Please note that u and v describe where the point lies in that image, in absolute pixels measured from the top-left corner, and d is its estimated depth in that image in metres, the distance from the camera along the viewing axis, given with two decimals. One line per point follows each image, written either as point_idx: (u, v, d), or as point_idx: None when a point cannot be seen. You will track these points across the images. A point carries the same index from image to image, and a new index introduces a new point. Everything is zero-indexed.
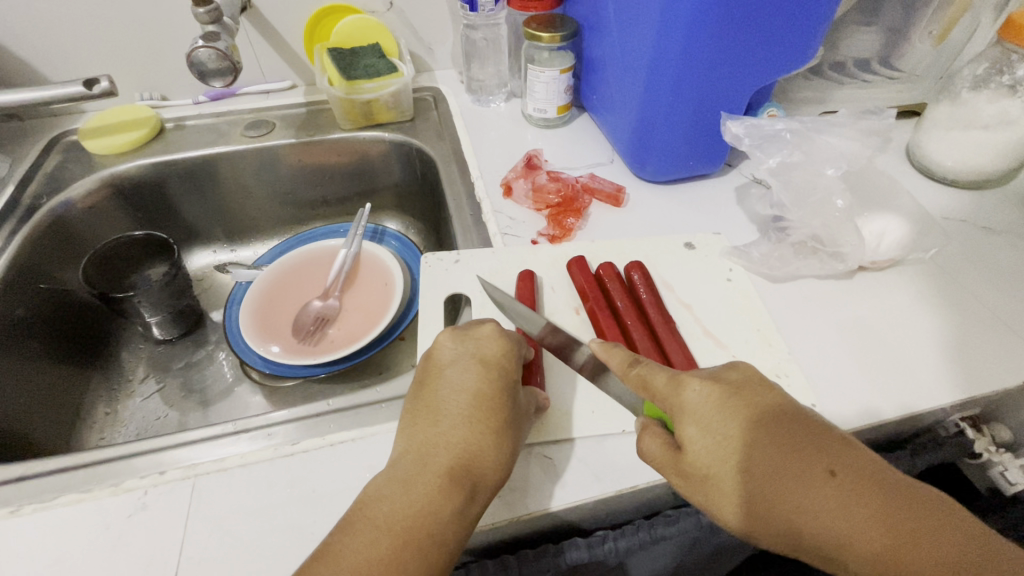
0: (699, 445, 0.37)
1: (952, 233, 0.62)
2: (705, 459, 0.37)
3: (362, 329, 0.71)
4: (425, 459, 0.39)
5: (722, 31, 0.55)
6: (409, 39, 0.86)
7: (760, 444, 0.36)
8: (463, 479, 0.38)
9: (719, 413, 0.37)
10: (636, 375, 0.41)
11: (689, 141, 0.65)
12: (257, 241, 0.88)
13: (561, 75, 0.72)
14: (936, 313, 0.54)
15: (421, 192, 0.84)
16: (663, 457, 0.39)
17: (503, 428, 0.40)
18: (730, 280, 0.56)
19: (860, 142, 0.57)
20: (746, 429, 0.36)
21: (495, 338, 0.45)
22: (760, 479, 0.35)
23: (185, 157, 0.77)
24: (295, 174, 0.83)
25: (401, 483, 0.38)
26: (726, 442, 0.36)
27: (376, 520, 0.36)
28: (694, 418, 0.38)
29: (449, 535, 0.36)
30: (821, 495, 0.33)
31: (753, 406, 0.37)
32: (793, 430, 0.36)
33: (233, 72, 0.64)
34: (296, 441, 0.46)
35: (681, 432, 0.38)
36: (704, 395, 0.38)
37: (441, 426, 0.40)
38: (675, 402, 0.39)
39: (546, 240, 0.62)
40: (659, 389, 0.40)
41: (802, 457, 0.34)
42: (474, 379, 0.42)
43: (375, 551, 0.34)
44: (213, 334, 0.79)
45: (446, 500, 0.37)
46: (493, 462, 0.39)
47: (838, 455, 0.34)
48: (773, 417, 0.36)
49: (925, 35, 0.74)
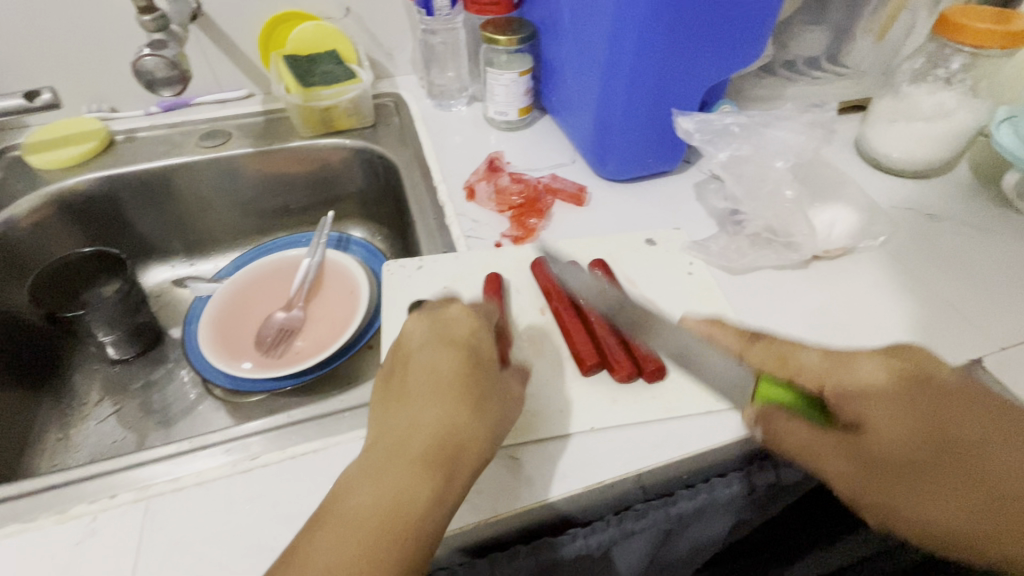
0: (888, 429, 0.39)
1: (900, 222, 0.64)
2: (912, 447, 0.39)
3: (329, 339, 0.69)
4: (399, 441, 0.38)
5: (672, 31, 0.56)
6: (367, 44, 0.85)
7: (997, 440, 0.38)
8: (434, 464, 0.37)
9: (913, 400, 0.40)
10: (766, 350, 0.45)
11: (646, 140, 0.66)
12: (217, 254, 0.85)
13: (520, 78, 0.73)
14: (886, 299, 0.56)
15: (384, 198, 0.83)
16: (816, 438, 0.41)
17: (473, 406, 0.40)
18: (691, 274, 0.57)
19: (805, 136, 0.60)
20: (959, 421, 0.39)
21: (467, 320, 0.45)
22: (990, 455, 0.38)
23: (137, 170, 0.75)
24: (254, 185, 0.81)
25: (371, 474, 0.37)
26: (940, 429, 0.39)
27: (347, 514, 0.35)
28: (873, 396, 0.41)
29: (423, 524, 0.35)
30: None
31: (973, 402, 0.40)
32: (1008, 425, 0.39)
33: (182, 81, 0.62)
34: (255, 455, 0.44)
35: (859, 411, 0.41)
36: (884, 379, 0.41)
37: (412, 408, 0.40)
38: (844, 380, 0.42)
39: (509, 241, 0.62)
40: (863, 377, 0.42)
41: (989, 424, 0.39)
42: (441, 362, 0.42)
43: (344, 549, 0.34)
44: (173, 351, 0.76)
45: (425, 481, 0.36)
46: (473, 437, 0.39)
47: (1004, 421, 0.39)
48: (1001, 418, 0.39)
49: (866, 33, 0.77)
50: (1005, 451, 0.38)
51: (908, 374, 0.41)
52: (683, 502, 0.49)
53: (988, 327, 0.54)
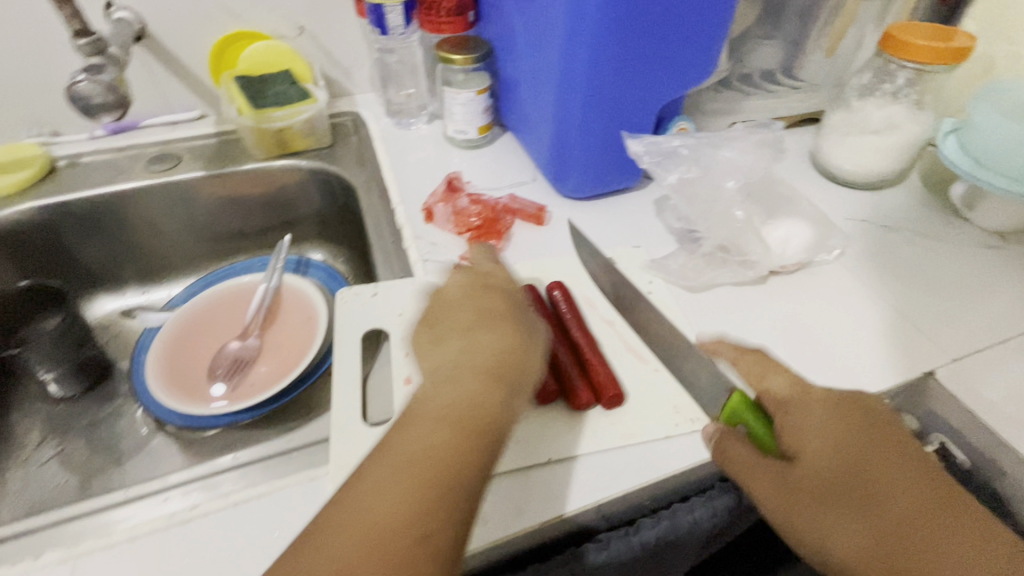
0: (819, 462, 0.40)
1: (855, 234, 0.65)
2: (833, 479, 0.40)
3: (285, 368, 0.68)
4: (461, 362, 0.42)
5: (623, 50, 0.56)
6: (323, 63, 0.83)
7: (911, 496, 0.39)
8: (501, 372, 0.41)
9: (847, 436, 0.41)
10: (751, 364, 0.45)
11: (604, 157, 0.65)
12: (170, 281, 0.82)
13: (478, 96, 0.72)
14: (843, 313, 0.56)
15: (344, 219, 0.81)
16: (751, 461, 0.42)
17: (520, 331, 0.44)
18: (650, 294, 0.57)
19: (756, 155, 0.61)
20: (881, 468, 0.40)
21: (501, 270, 0.50)
22: (897, 502, 0.39)
23: (80, 198, 0.72)
24: (207, 209, 0.79)
25: (445, 382, 0.41)
26: (862, 469, 0.40)
27: (428, 413, 0.39)
28: (813, 425, 0.42)
29: (497, 419, 0.39)
30: (974, 555, 0.36)
31: (900, 452, 0.41)
32: (926, 482, 0.40)
33: (121, 106, 0.60)
34: (195, 504, 0.42)
35: (798, 442, 0.41)
36: (828, 415, 0.42)
37: (459, 336, 0.44)
38: (795, 408, 0.43)
39: (468, 264, 0.61)
40: (813, 409, 0.42)
41: (907, 475, 0.40)
42: (484, 300, 0.47)
43: (431, 440, 0.37)
44: (122, 386, 0.73)
45: (490, 394, 0.40)
46: (526, 357, 0.43)
47: (925, 474, 0.40)
48: (921, 476, 0.40)
49: (817, 48, 0.79)
50: (917, 504, 0.39)
51: (854, 413, 0.42)
52: (646, 530, 0.47)
53: (940, 338, 0.54)
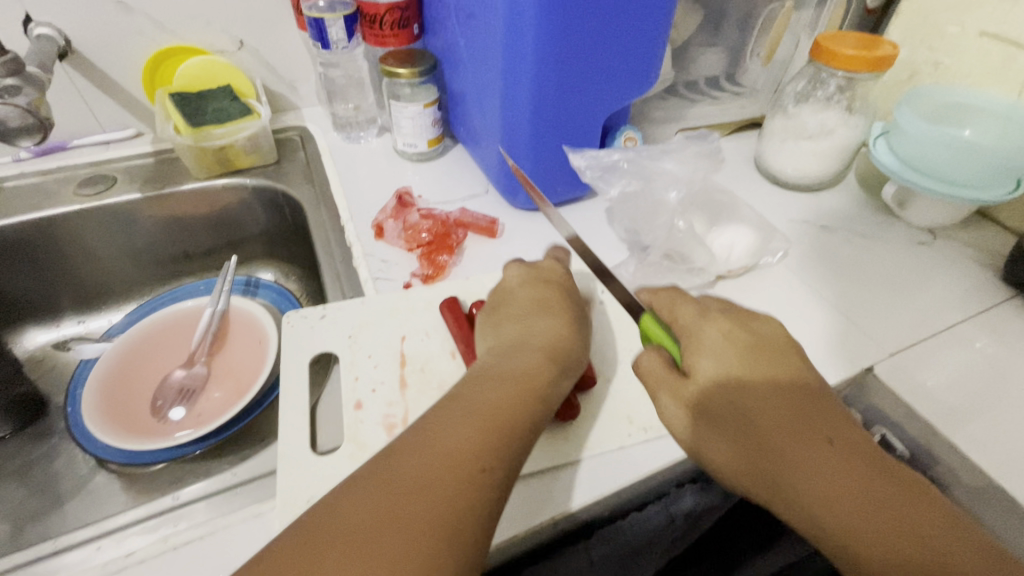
0: (705, 377, 0.43)
1: (796, 235, 0.67)
2: (714, 393, 0.42)
3: (235, 394, 0.65)
4: (523, 342, 0.46)
5: (563, 65, 0.57)
6: (266, 77, 0.81)
7: (782, 409, 0.40)
8: (555, 355, 0.45)
9: (735, 356, 0.43)
10: (665, 297, 0.48)
11: (554, 169, 0.66)
12: (109, 308, 0.78)
13: (425, 110, 0.71)
14: (789, 313, 0.58)
15: (294, 237, 0.78)
16: (658, 375, 0.44)
17: (572, 322, 0.49)
18: (603, 303, 0.58)
19: (693, 167, 0.62)
20: (757, 387, 0.42)
21: (555, 267, 0.55)
22: (769, 415, 0.40)
23: (4, 225, 0.67)
24: (146, 231, 0.75)
25: (504, 358, 0.45)
26: (741, 385, 0.42)
27: (486, 378, 0.42)
28: (706, 350, 0.44)
29: (550, 396, 0.42)
30: (828, 459, 0.37)
31: (779, 373, 0.43)
32: (799, 398, 0.41)
33: (42, 129, 0.56)
34: (132, 551, 0.40)
35: (692, 363, 0.44)
36: (722, 339, 0.44)
37: (526, 321, 0.48)
38: (694, 334, 0.45)
39: (419, 281, 0.60)
40: (706, 335, 0.45)
41: (782, 394, 0.41)
42: (543, 291, 0.51)
43: (495, 397, 0.40)
44: (58, 423, 0.68)
45: (545, 369, 0.43)
46: (575, 346, 0.47)
47: (805, 397, 0.41)
48: (793, 392, 0.42)
49: (755, 55, 0.82)
50: (785, 416, 0.40)
51: (748, 338, 0.45)
52: None
53: (876, 333, 0.57)
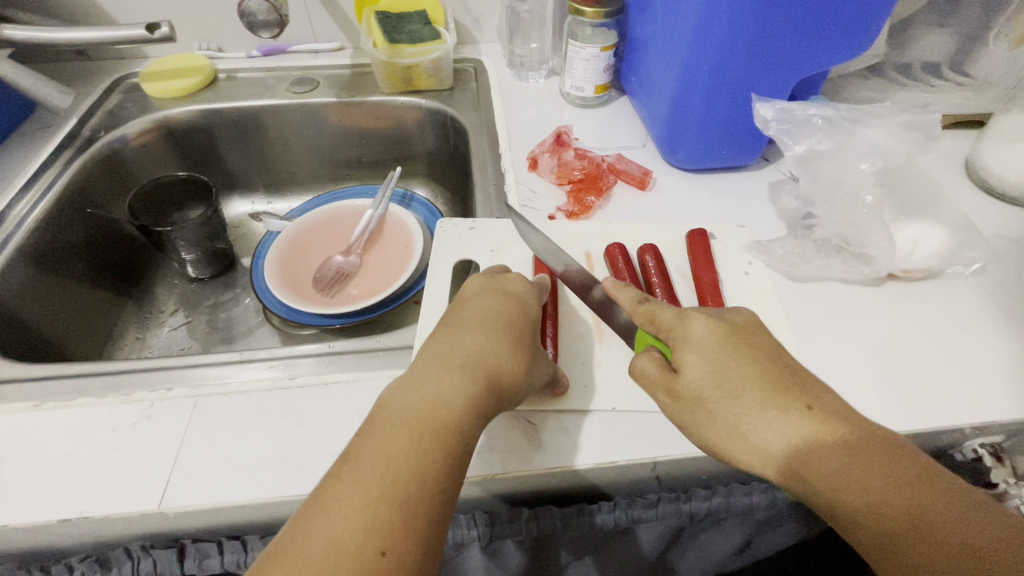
0: (695, 373, 0.39)
1: (1000, 251, 0.58)
2: (703, 385, 0.39)
3: (380, 288, 0.73)
4: (444, 361, 0.39)
5: (768, 16, 0.52)
6: (456, 7, 0.85)
7: (762, 382, 0.38)
8: (478, 372, 0.38)
9: (724, 348, 0.40)
10: (644, 309, 0.43)
11: (723, 130, 0.62)
12: (293, 195, 0.91)
13: (602, 53, 0.70)
14: (969, 332, 0.51)
15: (452, 161, 0.84)
16: (656, 376, 0.41)
17: (514, 340, 0.41)
18: (747, 273, 0.55)
19: (900, 138, 0.55)
20: (741, 365, 0.39)
21: (522, 282, 0.47)
22: (767, 413, 0.37)
23: (233, 106, 0.81)
24: (333, 134, 0.85)
25: (415, 382, 0.37)
26: (731, 377, 0.38)
27: (388, 417, 0.35)
28: (696, 346, 0.40)
29: (466, 424, 0.36)
30: (811, 427, 0.36)
31: (762, 351, 0.40)
32: (778, 372, 0.39)
33: (280, 25, 0.66)
34: (293, 376, 0.48)
35: (679, 358, 0.40)
36: (708, 331, 0.40)
37: (456, 335, 0.41)
38: (679, 334, 0.41)
39: (563, 215, 0.62)
40: (692, 331, 0.41)
41: (782, 392, 0.37)
42: (498, 304, 0.43)
43: (392, 446, 0.34)
44: (241, 278, 0.82)
45: (461, 391, 0.37)
46: (507, 366, 0.40)
47: (810, 392, 0.37)
48: (774, 364, 0.39)
49: (1000, 37, 0.67)
50: (767, 391, 0.38)
51: (734, 331, 0.41)
52: (697, 501, 0.49)
53: None
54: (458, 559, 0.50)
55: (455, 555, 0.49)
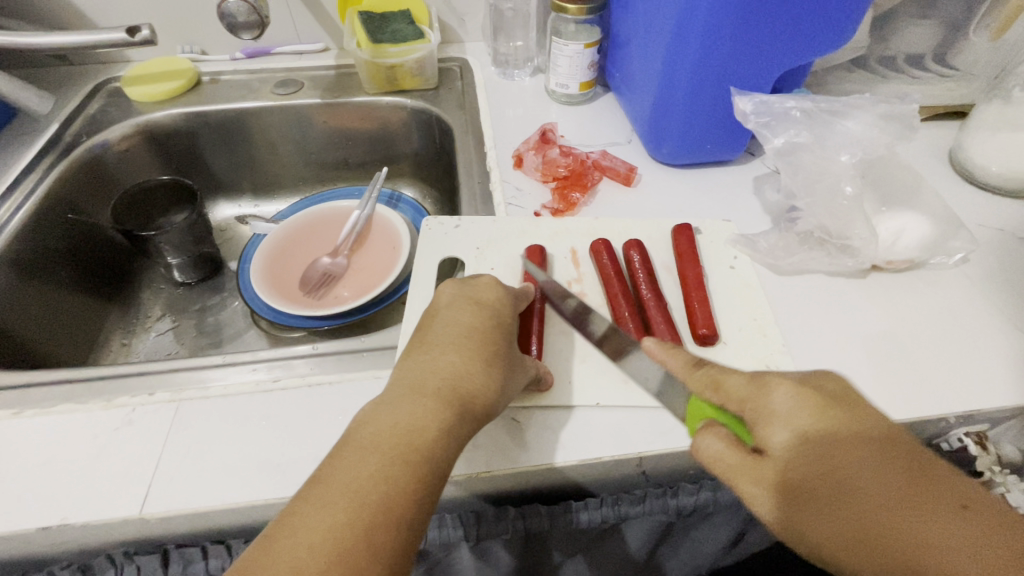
0: (798, 460, 0.34)
1: (983, 241, 0.58)
2: (815, 478, 0.33)
3: (368, 287, 0.72)
4: (417, 384, 0.39)
5: (747, 9, 0.52)
6: (440, 6, 0.85)
7: (891, 468, 0.33)
8: (451, 397, 0.38)
9: (830, 430, 0.34)
10: (703, 374, 0.39)
11: (707, 125, 0.62)
12: (280, 197, 0.90)
13: (585, 50, 0.70)
14: (956, 323, 0.51)
15: (438, 160, 0.84)
16: (737, 461, 0.36)
17: (490, 359, 0.41)
18: (733, 268, 0.55)
19: (881, 129, 0.55)
20: (856, 448, 0.34)
21: (495, 287, 0.46)
22: (910, 519, 0.31)
23: (217, 109, 0.80)
24: (318, 135, 0.85)
25: (389, 405, 0.37)
26: (850, 467, 0.33)
27: (360, 441, 0.35)
28: (790, 424, 0.35)
29: (438, 451, 0.36)
30: (972, 533, 0.30)
31: (874, 430, 0.34)
32: (907, 460, 0.33)
33: (261, 26, 0.66)
34: (277, 378, 0.47)
35: (768, 439, 0.35)
36: (796, 400, 0.35)
37: (431, 354, 0.41)
38: (759, 405, 0.36)
39: (549, 212, 0.61)
40: (778, 402, 0.36)
41: (926, 489, 0.32)
42: (471, 318, 0.43)
43: (362, 470, 0.34)
44: (229, 282, 0.82)
45: (434, 417, 0.37)
46: (481, 389, 0.39)
47: (957, 488, 0.32)
48: (904, 454, 0.33)
49: (981, 28, 0.68)
50: (899, 484, 0.32)
51: (840, 407, 0.35)
52: (684, 496, 0.49)
53: None
54: (448, 561, 0.50)
55: (443, 556, 0.49)
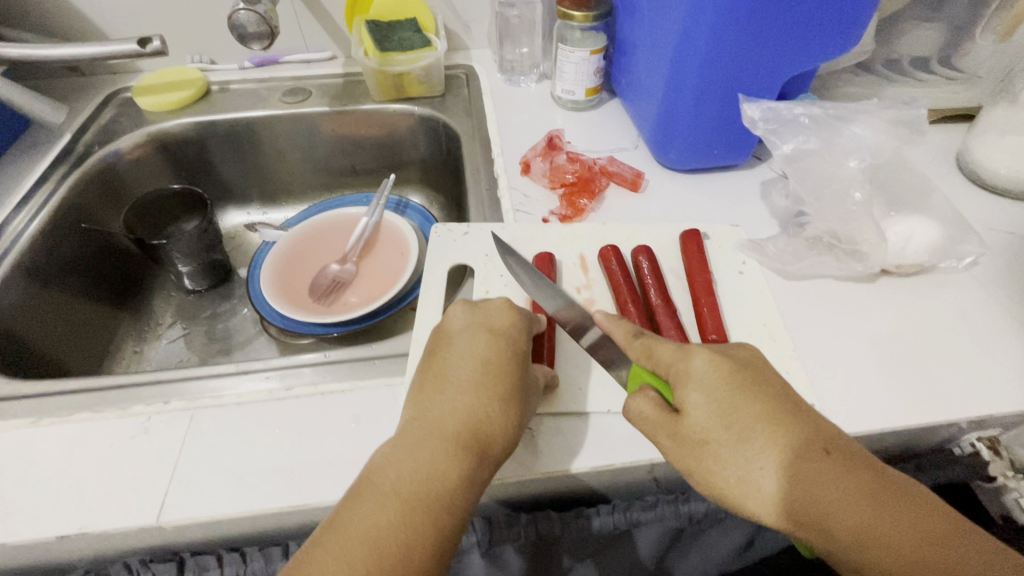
0: (702, 413, 0.37)
1: (992, 244, 0.58)
2: (713, 428, 0.36)
3: (377, 294, 0.73)
4: (434, 426, 0.38)
5: (754, 16, 0.52)
6: (446, 13, 0.86)
7: (776, 418, 0.36)
8: (469, 441, 0.37)
9: (731, 387, 0.37)
10: (641, 344, 0.41)
11: (714, 131, 0.62)
12: (288, 204, 0.91)
13: (591, 57, 0.70)
14: (968, 328, 0.51)
15: (445, 167, 0.85)
16: (655, 417, 0.38)
17: (507, 397, 0.40)
18: (742, 273, 0.55)
19: (889, 134, 0.55)
20: (751, 404, 0.37)
21: (508, 311, 0.45)
22: (786, 460, 0.35)
23: (226, 118, 0.81)
24: (326, 143, 0.86)
25: (407, 450, 0.37)
26: (741, 417, 0.36)
27: (380, 486, 0.36)
28: (701, 384, 0.38)
29: (455, 498, 0.36)
30: (835, 468, 0.34)
31: (769, 390, 0.38)
32: (789, 412, 0.37)
33: (270, 37, 0.66)
34: (290, 386, 0.48)
35: (682, 398, 0.38)
36: (711, 366, 0.38)
37: (448, 392, 0.40)
38: (680, 369, 0.39)
39: (557, 219, 0.62)
40: (694, 367, 0.38)
41: (801, 435, 0.36)
42: (486, 350, 0.41)
43: (380, 519, 0.34)
44: (238, 289, 0.82)
45: (452, 464, 0.37)
46: (498, 430, 0.39)
47: (830, 436, 0.36)
48: (787, 408, 0.37)
49: (988, 30, 0.68)
50: (780, 432, 0.36)
51: (742, 370, 0.39)
52: (695, 502, 0.49)
53: None
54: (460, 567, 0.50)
55: (455, 564, 0.49)
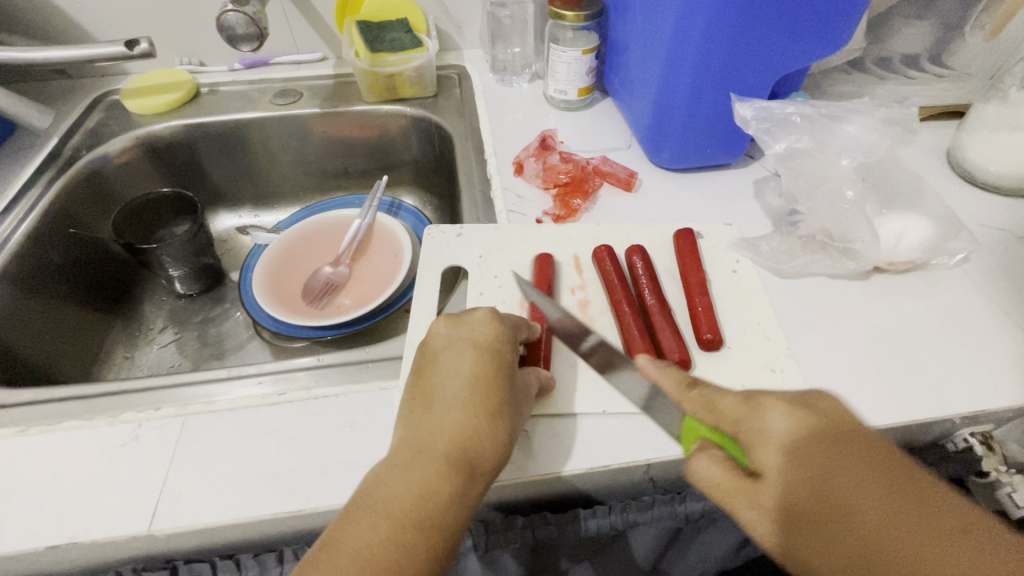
0: (790, 482, 0.34)
1: (983, 241, 0.58)
2: (807, 499, 0.34)
3: (371, 296, 0.72)
4: (423, 446, 0.38)
5: (745, 15, 0.52)
6: (437, 14, 0.85)
7: (880, 489, 0.33)
8: (458, 460, 0.37)
9: (823, 452, 0.34)
10: (698, 395, 0.39)
11: (706, 130, 0.62)
12: (280, 207, 0.90)
13: (583, 56, 0.70)
14: (961, 325, 0.51)
15: (438, 167, 0.84)
16: (731, 484, 0.36)
17: (496, 413, 0.39)
18: (736, 271, 0.55)
19: (880, 133, 0.55)
20: (848, 471, 0.33)
21: (493, 321, 0.44)
22: (896, 538, 0.32)
23: (216, 121, 0.80)
24: (317, 144, 0.85)
25: (397, 470, 0.37)
26: (840, 488, 0.33)
27: (371, 506, 0.36)
28: (781, 446, 0.35)
29: (444, 517, 0.36)
30: (959, 550, 0.31)
31: (868, 453, 0.34)
32: (896, 480, 0.33)
33: (259, 38, 0.66)
34: (283, 391, 0.47)
35: (759, 460, 0.36)
36: (789, 424, 0.36)
37: (436, 411, 0.39)
38: (753, 426, 0.37)
39: (550, 219, 0.62)
40: (772, 426, 0.36)
41: (912, 510, 0.32)
42: (474, 365, 0.41)
43: (371, 539, 0.34)
44: (230, 293, 0.82)
45: (442, 484, 0.36)
46: (488, 448, 0.38)
47: (946, 510, 0.32)
48: (892, 476, 0.33)
49: (976, 29, 0.68)
50: (885, 505, 0.32)
51: (834, 431, 0.35)
52: (690, 502, 0.49)
53: None
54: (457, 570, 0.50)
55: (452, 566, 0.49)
